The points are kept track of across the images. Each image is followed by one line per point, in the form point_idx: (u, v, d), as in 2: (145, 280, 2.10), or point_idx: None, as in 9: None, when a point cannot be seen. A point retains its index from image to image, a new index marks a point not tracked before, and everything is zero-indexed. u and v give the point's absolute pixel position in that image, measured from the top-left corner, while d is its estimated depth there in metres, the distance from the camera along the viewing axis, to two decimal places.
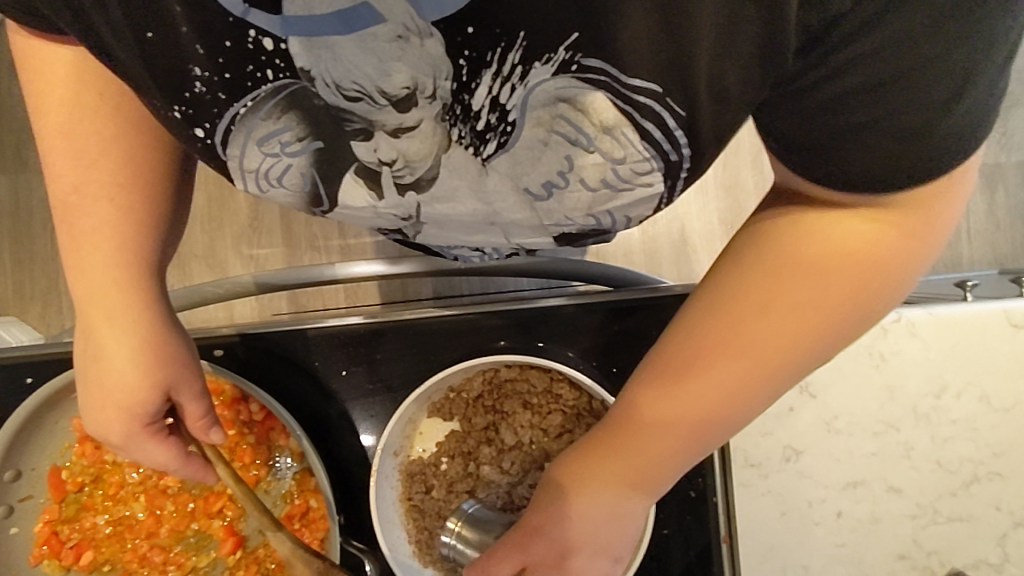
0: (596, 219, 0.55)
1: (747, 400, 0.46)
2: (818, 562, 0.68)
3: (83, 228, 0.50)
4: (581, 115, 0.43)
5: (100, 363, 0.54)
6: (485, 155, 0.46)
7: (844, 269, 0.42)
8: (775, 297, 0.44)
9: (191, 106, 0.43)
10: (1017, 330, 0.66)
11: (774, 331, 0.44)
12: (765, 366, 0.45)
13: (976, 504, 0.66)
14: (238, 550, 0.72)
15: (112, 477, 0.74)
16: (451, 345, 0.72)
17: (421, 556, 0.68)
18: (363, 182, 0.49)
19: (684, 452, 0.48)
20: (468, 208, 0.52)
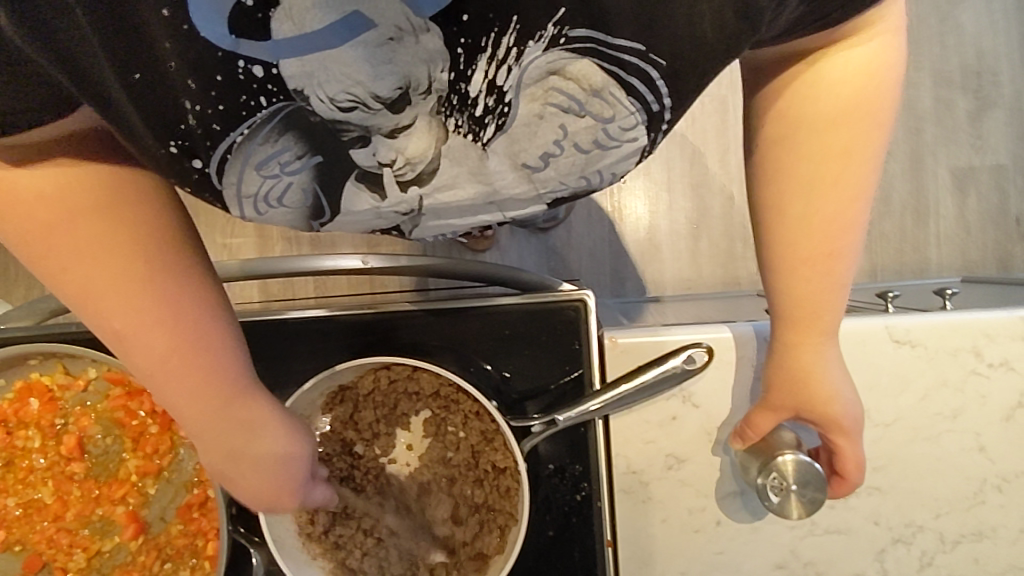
0: (587, 179, 0.56)
1: (844, 225, 0.52)
2: (696, 569, 0.69)
3: (167, 383, 0.48)
4: (572, 82, 0.44)
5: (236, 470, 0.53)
6: (485, 139, 0.47)
7: (857, 88, 0.49)
8: (826, 146, 0.50)
9: (183, 139, 0.43)
10: (898, 346, 0.65)
11: (841, 162, 0.51)
12: (848, 185, 0.51)
13: (854, 517, 0.67)
14: (141, 536, 0.75)
15: (22, 462, 0.77)
16: (341, 346, 0.74)
17: (309, 548, 0.70)
18: (364, 186, 0.50)
19: (839, 287, 0.55)
20: (469, 191, 0.53)
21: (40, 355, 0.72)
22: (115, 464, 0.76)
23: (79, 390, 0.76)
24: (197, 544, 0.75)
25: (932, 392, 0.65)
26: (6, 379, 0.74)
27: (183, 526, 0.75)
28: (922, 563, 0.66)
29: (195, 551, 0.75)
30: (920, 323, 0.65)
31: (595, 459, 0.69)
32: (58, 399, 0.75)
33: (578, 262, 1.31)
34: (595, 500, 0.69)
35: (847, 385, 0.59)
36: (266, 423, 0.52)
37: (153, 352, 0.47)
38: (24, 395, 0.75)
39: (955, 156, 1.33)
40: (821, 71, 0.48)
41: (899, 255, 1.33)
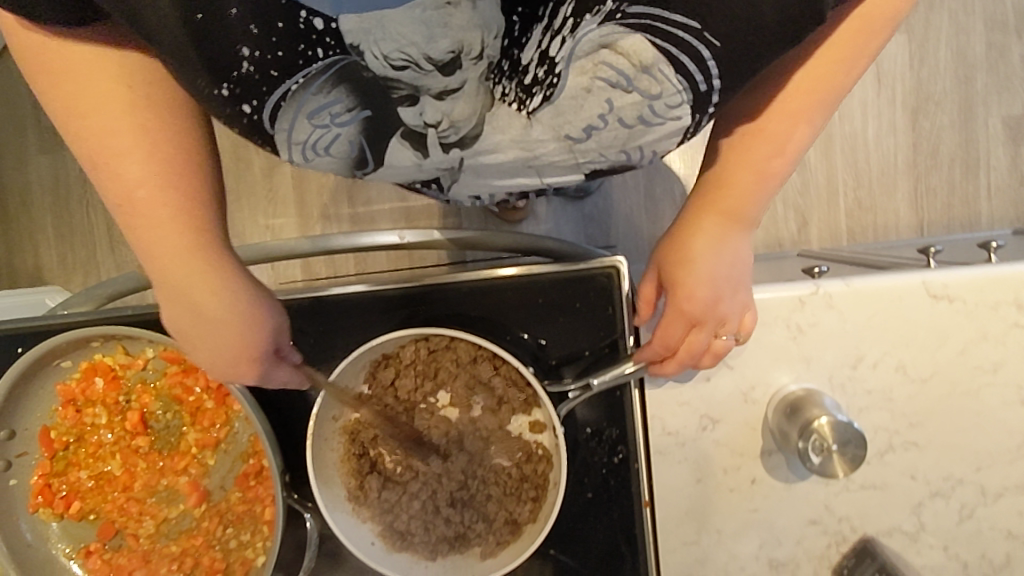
0: (627, 155, 0.58)
1: (789, 143, 0.54)
2: (732, 526, 0.70)
3: (160, 245, 0.53)
4: (622, 57, 0.47)
5: (223, 338, 0.59)
6: (530, 108, 0.50)
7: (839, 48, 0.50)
8: (795, 90, 0.51)
9: (239, 85, 0.46)
10: (937, 301, 0.64)
11: (800, 107, 0.52)
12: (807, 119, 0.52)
13: (890, 472, 0.66)
14: (203, 503, 0.80)
15: (91, 437, 0.82)
16: (378, 319, 0.76)
17: (359, 512, 0.75)
18: (408, 143, 0.53)
19: (743, 217, 0.56)
20: (511, 155, 0.55)
21: (102, 337, 0.77)
22: (175, 438, 0.81)
23: (139, 369, 0.81)
24: (255, 510, 0.80)
25: (973, 346, 0.64)
26: (73, 360, 0.80)
27: (242, 494, 0.80)
28: (961, 517, 0.66)
29: (254, 516, 0.80)
30: (958, 278, 0.64)
31: (630, 420, 0.70)
32: (121, 377, 0.80)
33: (613, 229, 1.31)
34: (632, 462, 0.71)
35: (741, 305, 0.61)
36: (233, 287, 0.57)
37: (130, 193, 0.51)
38: (89, 374, 0.80)
39: (1009, 103, 1.27)
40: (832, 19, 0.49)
41: (948, 208, 1.28)
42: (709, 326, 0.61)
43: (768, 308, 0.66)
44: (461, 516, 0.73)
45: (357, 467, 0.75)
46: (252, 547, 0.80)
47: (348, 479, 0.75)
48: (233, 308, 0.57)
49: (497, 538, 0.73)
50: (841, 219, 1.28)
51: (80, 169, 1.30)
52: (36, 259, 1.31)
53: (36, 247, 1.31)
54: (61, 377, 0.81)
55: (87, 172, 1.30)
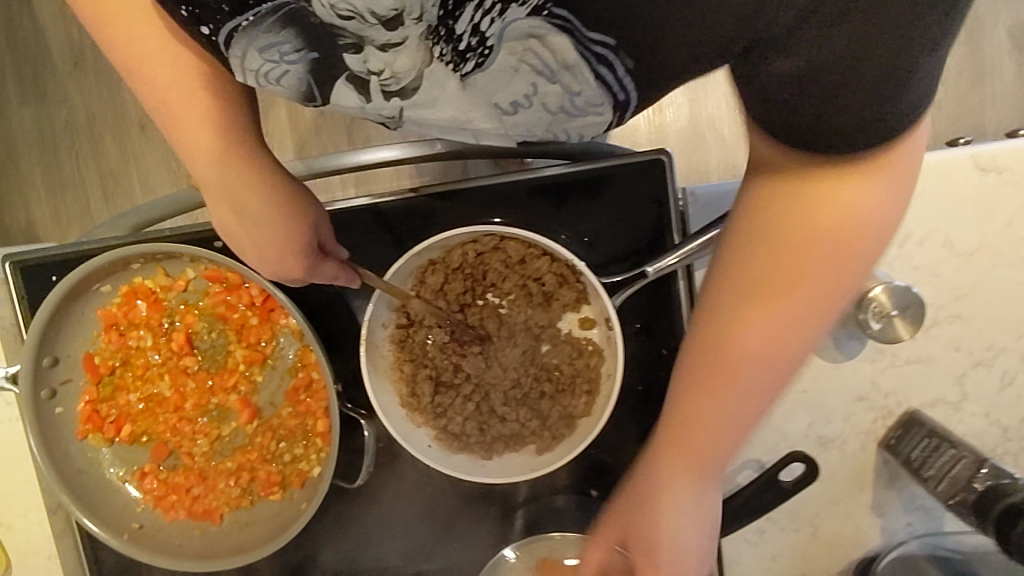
0: (555, 135, 0.58)
1: (792, 358, 0.46)
2: (781, 408, 0.72)
3: (195, 151, 0.55)
4: (547, 50, 0.44)
5: (263, 237, 0.60)
6: (463, 72, 0.47)
7: (829, 251, 0.43)
8: (792, 256, 0.43)
9: (196, 7, 0.44)
10: (984, 174, 0.65)
11: (817, 290, 0.44)
12: (846, 228, 0.42)
13: (935, 345, 0.69)
14: (255, 419, 0.82)
15: (137, 361, 0.82)
16: (420, 226, 0.76)
17: (414, 417, 0.76)
18: (353, 87, 0.49)
19: (732, 394, 0.47)
20: (445, 114, 0.52)
21: (142, 257, 0.77)
22: (222, 356, 0.81)
23: (180, 290, 0.80)
24: (307, 423, 0.81)
25: (1019, 217, 0.66)
26: (112, 285, 0.80)
27: (292, 408, 0.81)
28: (1003, 384, 0.69)
29: (306, 430, 0.81)
30: (1003, 149, 0.65)
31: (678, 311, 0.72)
32: (163, 299, 0.80)
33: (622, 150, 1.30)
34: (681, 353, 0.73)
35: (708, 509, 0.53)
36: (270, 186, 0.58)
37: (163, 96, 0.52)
38: (130, 298, 0.80)
39: (1013, 13, 1.27)
40: (850, 183, 0.41)
41: (953, 121, 1.29)
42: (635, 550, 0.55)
43: None
44: (515, 416, 0.75)
45: (409, 374, 0.76)
46: (307, 460, 0.82)
47: (400, 385, 0.76)
48: (271, 208, 0.59)
49: (553, 433, 0.74)
50: None
51: (67, 119, 1.26)
52: (29, 215, 1.28)
53: (28, 203, 1.28)
54: (101, 302, 0.80)
55: (74, 120, 1.26)
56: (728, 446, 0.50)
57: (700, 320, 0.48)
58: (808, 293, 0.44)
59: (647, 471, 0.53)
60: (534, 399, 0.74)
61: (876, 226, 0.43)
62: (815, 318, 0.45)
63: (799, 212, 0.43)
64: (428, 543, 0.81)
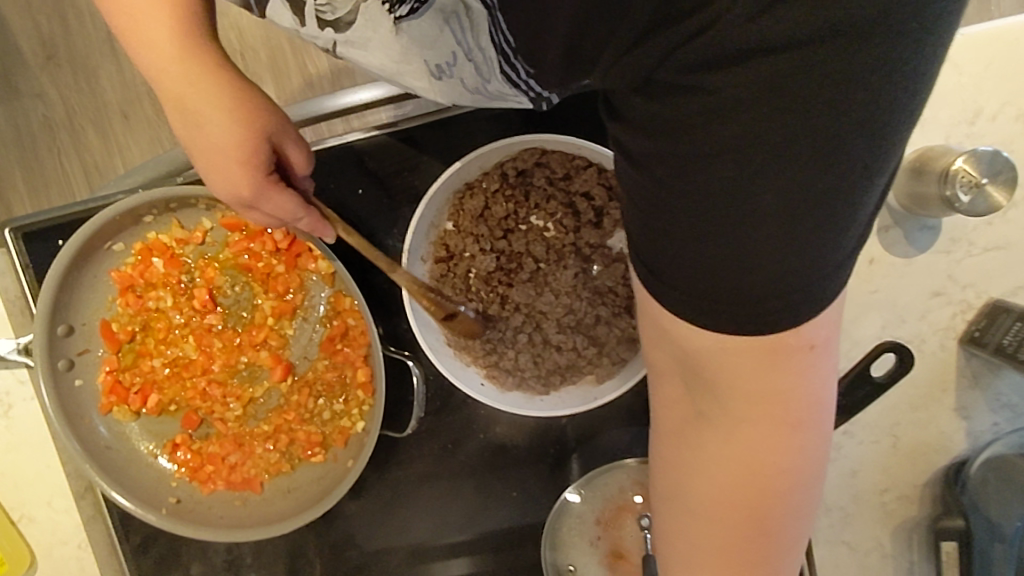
0: (483, 99, 0.60)
1: (780, 502, 0.42)
2: (854, 313, 0.68)
3: (137, 31, 0.49)
4: (466, 21, 0.48)
5: (208, 145, 0.52)
6: (396, 13, 0.47)
7: (742, 362, 0.37)
8: (716, 435, 0.41)
9: None
10: None
11: (723, 482, 0.42)
12: (748, 469, 0.41)
13: (1014, 230, 0.65)
14: (289, 376, 0.76)
15: (158, 324, 0.77)
16: (455, 150, 0.72)
17: (462, 356, 0.71)
18: (294, 9, 0.49)
19: (720, 552, 0.44)
20: (377, 61, 0.53)
21: (156, 206, 0.72)
22: (248, 311, 0.76)
23: (198, 243, 0.75)
24: (345, 375, 0.76)
25: None
26: (126, 243, 0.75)
27: (328, 360, 0.76)
28: None
29: (346, 383, 0.76)
30: None
31: None
32: (181, 254, 0.75)
33: None
34: None
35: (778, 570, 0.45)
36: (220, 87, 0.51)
37: None
38: (146, 256, 0.75)
39: None
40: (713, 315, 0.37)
41: None
42: None
43: None
44: (570, 345, 0.71)
45: None
46: (348, 415, 0.77)
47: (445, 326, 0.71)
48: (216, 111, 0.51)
49: (612, 359, 0.70)
50: None
51: None
52: None
53: None
54: (115, 264, 0.75)
55: None
56: None
57: (675, 548, 0.47)
58: (776, 466, 0.41)
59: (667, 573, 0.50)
60: (588, 325, 0.71)
61: (818, 347, 0.38)
62: (781, 462, 0.41)
63: (713, 376, 0.39)
64: (487, 496, 0.75)
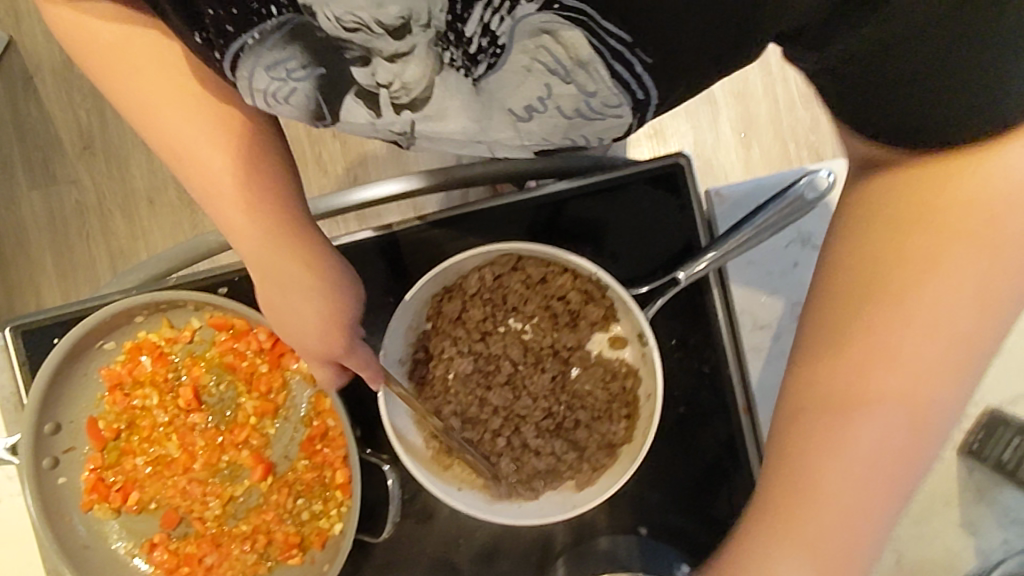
0: (572, 140, 0.51)
1: (930, 422, 0.39)
2: None
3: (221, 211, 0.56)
4: (560, 49, 0.42)
5: (302, 305, 0.59)
6: (477, 76, 0.44)
7: (965, 247, 0.37)
8: (908, 349, 0.39)
9: (210, 30, 0.45)
10: None
11: (878, 404, 0.39)
12: (920, 395, 0.39)
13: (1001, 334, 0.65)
14: (269, 476, 0.75)
15: (143, 422, 0.78)
16: (437, 252, 0.71)
17: (439, 460, 0.70)
18: (362, 102, 0.47)
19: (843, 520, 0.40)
20: (457, 125, 0.47)
21: (146, 307, 0.73)
22: (231, 410, 0.76)
23: (186, 342, 0.76)
24: (325, 476, 0.75)
25: None
26: (116, 341, 0.76)
27: (309, 460, 0.75)
28: None
29: (325, 484, 0.75)
30: None
31: (715, 326, 0.69)
32: (169, 353, 0.76)
33: None
34: (723, 367, 0.69)
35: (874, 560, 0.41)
36: (308, 249, 0.58)
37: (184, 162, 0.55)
38: (135, 354, 0.76)
39: None
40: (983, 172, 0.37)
41: None
42: None
43: None
44: (552, 447, 0.69)
45: (431, 414, 0.70)
46: (327, 516, 0.75)
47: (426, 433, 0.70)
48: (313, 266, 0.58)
49: (594, 464, 0.68)
50: None
51: (76, 201, 1.24)
52: (39, 298, 1.23)
53: (38, 286, 1.23)
54: (105, 361, 0.76)
55: (83, 201, 1.23)
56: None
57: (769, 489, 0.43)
58: (922, 292, 0.38)
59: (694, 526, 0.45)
60: (570, 427, 0.69)
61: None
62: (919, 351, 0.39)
63: (924, 246, 0.38)
64: None
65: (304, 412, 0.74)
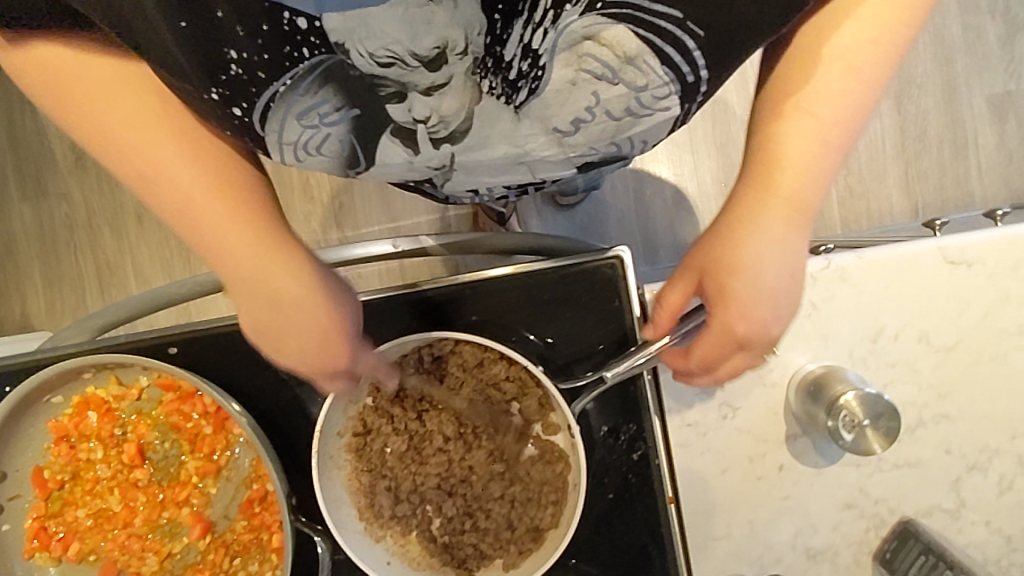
0: (617, 146, 0.61)
1: (837, 146, 0.50)
2: (763, 517, 0.67)
3: (202, 231, 0.48)
4: (605, 48, 0.48)
5: (293, 317, 0.52)
6: (518, 102, 0.51)
7: (867, 46, 0.48)
8: (840, 56, 0.47)
9: (228, 88, 0.46)
10: (955, 267, 0.63)
11: (813, 142, 0.49)
12: (839, 121, 0.49)
13: (924, 448, 0.64)
14: (207, 535, 0.77)
15: (87, 474, 0.79)
16: (382, 326, 0.72)
17: (371, 532, 0.70)
18: (398, 140, 0.54)
19: (788, 221, 0.50)
20: (500, 151, 0.57)
21: (94, 366, 0.74)
22: (175, 467, 0.78)
23: (134, 399, 0.78)
24: (262, 538, 0.76)
25: (995, 310, 0.63)
26: (64, 395, 0.76)
27: (246, 522, 0.76)
28: (1002, 490, 0.64)
29: (261, 545, 0.76)
30: (974, 240, 0.62)
31: (647, 417, 0.68)
32: (116, 409, 0.78)
33: (607, 233, 1.28)
34: (653, 458, 0.68)
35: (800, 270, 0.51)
36: (298, 262, 0.51)
37: (152, 183, 0.47)
38: (82, 408, 0.77)
39: (989, 83, 1.33)
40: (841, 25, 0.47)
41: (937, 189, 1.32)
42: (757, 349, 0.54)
43: None
44: (483, 524, 0.70)
45: (367, 486, 0.71)
46: None
47: (360, 506, 0.71)
48: (300, 278, 0.51)
49: (521, 548, 0.69)
50: (832, 210, 1.32)
51: (65, 214, 1.25)
52: (24, 306, 1.24)
53: (24, 294, 1.24)
54: (51, 414, 0.77)
55: (73, 216, 1.24)
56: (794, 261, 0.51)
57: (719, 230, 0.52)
58: (827, 81, 0.48)
59: (671, 283, 0.57)
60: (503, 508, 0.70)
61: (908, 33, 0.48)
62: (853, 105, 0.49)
63: (837, 20, 0.47)
64: None
65: (244, 476, 0.75)
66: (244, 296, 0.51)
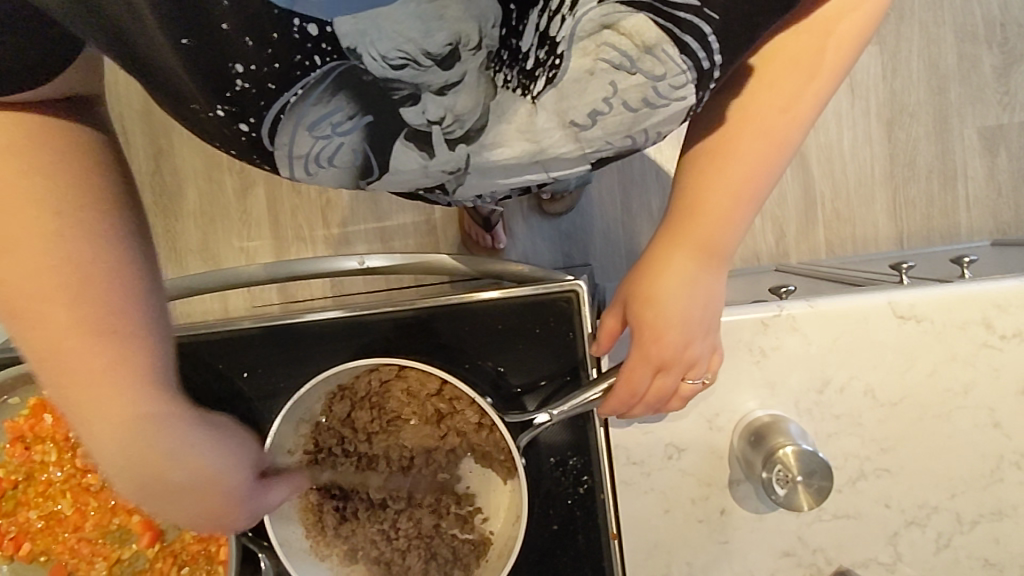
0: (634, 140, 0.54)
1: (749, 194, 0.55)
2: (702, 559, 0.68)
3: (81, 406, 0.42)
4: (625, 38, 0.45)
5: (189, 499, 0.45)
6: (535, 94, 0.48)
7: (788, 96, 0.52)
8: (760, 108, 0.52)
9: (236, 103, 0.45)
10: (903, 322, 0.64)
11: (730, 189, 0.54)
12: (753, 169, 0.54)
13: (864, 501, 0.65)
14: (156, 543, 0.78)
15: (40, 476, 0.79)
16: (339, 346, 0.73)
17: (317, 550, 0.70)
18: (412, 145, 0.51)
19: (700, 261, 0.56)
20: (514, 150, 0.53)
21: None
22: None
23: None
24: (210, 549, 0.76)
25: (942, 367, 0.64)
26: (21, 397, 0.77)
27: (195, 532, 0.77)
28: (938, 547, 0.65)
29: (210, 556, 0.77)
30: (925, 296, 0.63)
31: (595, 449, 0.68)
32: None
33: (591, 245, 1.27)
34: (598, 489, 0.68)
35: (711, 298, 0.57)
36: (189, 436, 0.45)
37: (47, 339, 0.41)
38: (38, 411, 0.77)
39: (983, 115, 1.29)
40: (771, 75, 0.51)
41: (927, 219, 1.30)
42: (674, 369, 0.60)
43: (732, 330, 0.65)
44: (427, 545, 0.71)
45: (314, 506, 0.71)
46: None
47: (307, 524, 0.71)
48: (194, 450, 0.45)
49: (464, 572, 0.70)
50: (819, 234, 1.30)
51: None
52: None
53: None
54: (8, 414, 0.78)
55: None
56: (705, 291, 0.57)
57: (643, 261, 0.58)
58: (747, 132, 0.53)
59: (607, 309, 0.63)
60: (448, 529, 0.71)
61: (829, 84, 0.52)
62: (760, 161, 0.54)
63: (763, 73, 0.51)
64: None
65: None
66: (124, 471, 0.44)
